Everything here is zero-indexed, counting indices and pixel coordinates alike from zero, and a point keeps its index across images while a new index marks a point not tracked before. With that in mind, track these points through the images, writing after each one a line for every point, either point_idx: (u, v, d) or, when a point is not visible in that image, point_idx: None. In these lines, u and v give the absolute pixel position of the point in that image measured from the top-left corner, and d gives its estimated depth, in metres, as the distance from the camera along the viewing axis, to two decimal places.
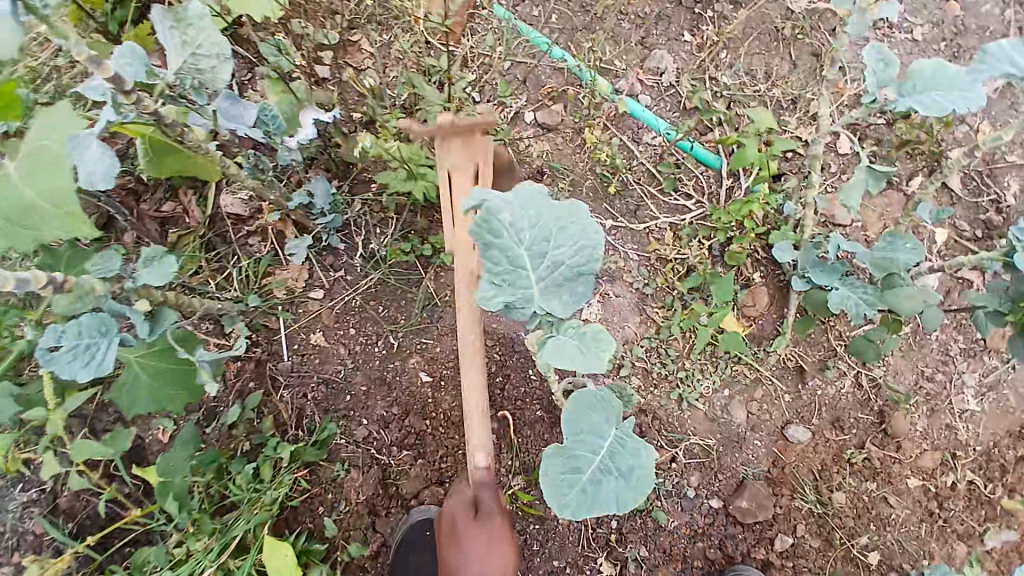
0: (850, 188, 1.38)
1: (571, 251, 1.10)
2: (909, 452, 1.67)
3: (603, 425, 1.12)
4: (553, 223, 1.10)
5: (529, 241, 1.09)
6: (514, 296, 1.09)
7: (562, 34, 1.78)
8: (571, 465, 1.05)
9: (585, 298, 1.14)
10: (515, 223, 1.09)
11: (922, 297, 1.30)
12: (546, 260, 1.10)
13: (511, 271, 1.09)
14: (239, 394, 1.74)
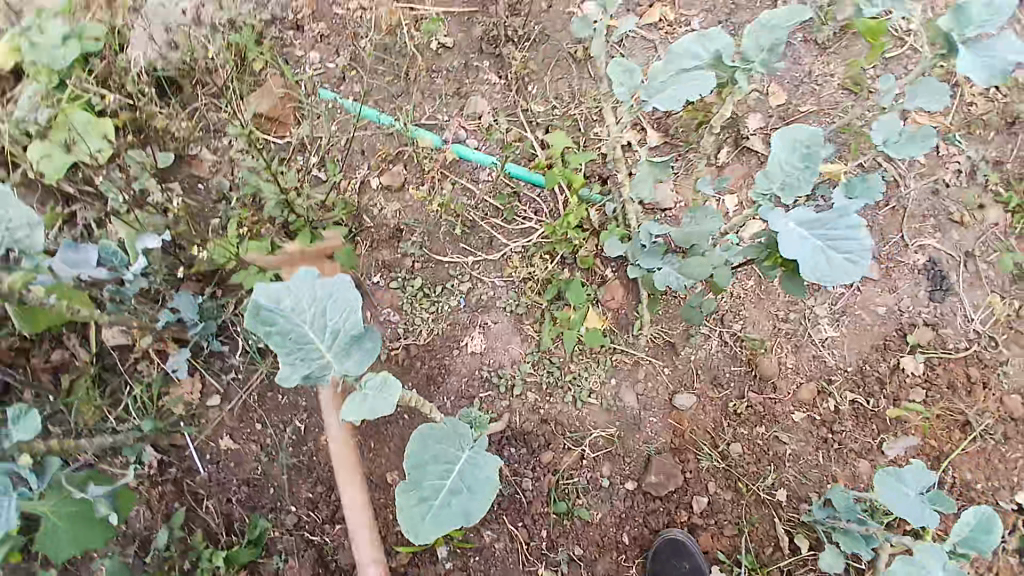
0: (641, 182, 1.54)
1: (345, 314, 1.12)
2: (785, 390, 1.85)
3: (454, 450, 1.24)
4: (324, 295, 1.12)
5: (306, 317, 1.10)
6: (309, 369, 1.10)
7: (383, 102, 1.91)
8: (422, 494, 1.16)
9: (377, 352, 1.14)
10: (291, 305, 1.10)
11: (712, 262, 1.44)
12: (326, 331, 1.11)
13: (298, 350, 1.10)
14: (166, 514, 1.77)
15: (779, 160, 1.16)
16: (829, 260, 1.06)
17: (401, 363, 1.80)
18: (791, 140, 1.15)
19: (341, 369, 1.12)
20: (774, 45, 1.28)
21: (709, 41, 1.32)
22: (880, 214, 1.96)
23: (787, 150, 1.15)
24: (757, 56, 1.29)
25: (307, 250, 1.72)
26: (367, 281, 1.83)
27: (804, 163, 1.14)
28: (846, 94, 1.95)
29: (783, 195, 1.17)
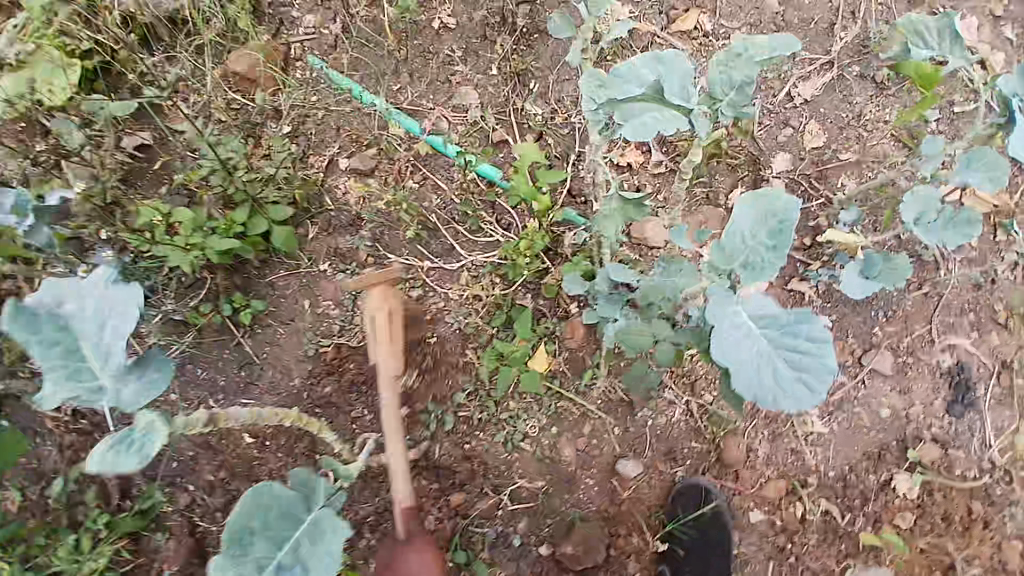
0: (606, 220, 1.31)
1: (119, 336, 0.95)
2: (748, 482, 1.60)
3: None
4: (108, 309, 0.96)
5: (85, 330, 0.95)
6: (76, 391, 0.93)
7: (369, 78, 1.73)
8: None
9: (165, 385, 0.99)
10: (72, 312, 0.95)
11: (657, 332, 1.22)
12: (101, 350, 0.95)
13: (65, 366, 0.93)
14: (68, 462, 1.61)
15: (747, 228, 0.92)
16: (777, 376, 0.86)
17: (332, 361, 1.60)
18: (763, 210, 0.92)
19: (114, 398, 0.95)
20: (746, 83, 1.07)
21: (660, 66, 1.11)
22: (910, 296, 1.63)
23: (757, 222, 0.91)
24: (727, 92, 1.09)
25: (244, 226, 1.56)
26: (313, 265, 1.65)
27: (776, 242, 0.90)
28: (896, 146, 1.65)
29: (742, 276, 0.93)
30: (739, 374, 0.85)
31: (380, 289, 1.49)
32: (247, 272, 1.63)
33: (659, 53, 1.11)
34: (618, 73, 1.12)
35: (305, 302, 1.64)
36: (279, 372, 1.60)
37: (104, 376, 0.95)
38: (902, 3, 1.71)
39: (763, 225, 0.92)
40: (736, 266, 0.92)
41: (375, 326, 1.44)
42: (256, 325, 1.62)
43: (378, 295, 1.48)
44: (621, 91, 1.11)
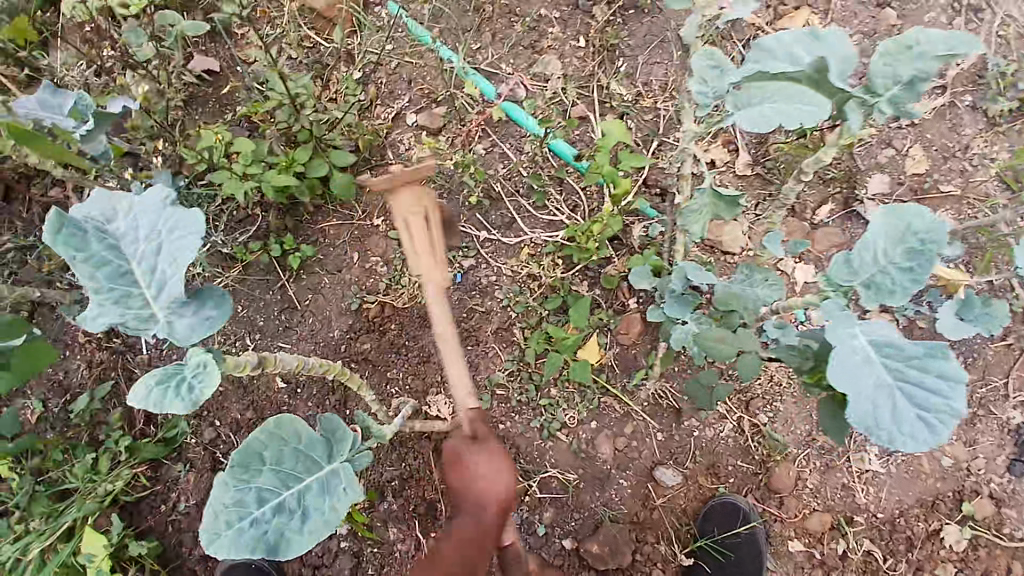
0: (693, 214, 1.21)
1: (172, 263, 0.90)
2: (791, 510, 1.52)
3: (321, 458, 1.04)
4: (164, 230, 0.91)
5: (136, 253, 0.91)
6: (122, 317, 0.90)
7: (447, 35, 1.65)
8: (243, 496, 0.97)
9: (220, 320, 0.93)
10: (125, 230, 0.92)
11: (741, 343, 1.15)
12: (153, 276, 0.91)
13: (112, 289, 0.90)
14: (98, 379, 1.57)
15: (882, 245, 0.91)
16: (895, 412, 0.82)
17: (372, 319, 1.54)
18: (900, 228, 0.90)
19: (166, 330, 0.91)
20: (916, 78, 0.94)
21: (820, 45, 0.99)
22: (991, 347, 1.54)
23: (891, 240, 0.90)
24: (889, 86, 0.96)
25: (304, 166, 1.48)
26: (366, 219, 1.59)
27: (909, 263, 0.88)
28: (999, 188, 1.52)
29: (865, 295, 0.92)
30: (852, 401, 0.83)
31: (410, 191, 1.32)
32: (300, 215, 1.57)
33: (817, 29, 0.99)
34: (766, 45, 1.01)
35: (354, 255, 1.57)
36: (319, 321, 1.54)
37: (156, 304, 0.91)
38: (1022, 42, 1.58)
39: (898, 244, 0.90)
40: (859, 283, 0.92)
41: (410, 231, 1.28)
42: (303, 270, 1.57)
43: (426, 263, 1.25)
44: (767, 65, 1.01)
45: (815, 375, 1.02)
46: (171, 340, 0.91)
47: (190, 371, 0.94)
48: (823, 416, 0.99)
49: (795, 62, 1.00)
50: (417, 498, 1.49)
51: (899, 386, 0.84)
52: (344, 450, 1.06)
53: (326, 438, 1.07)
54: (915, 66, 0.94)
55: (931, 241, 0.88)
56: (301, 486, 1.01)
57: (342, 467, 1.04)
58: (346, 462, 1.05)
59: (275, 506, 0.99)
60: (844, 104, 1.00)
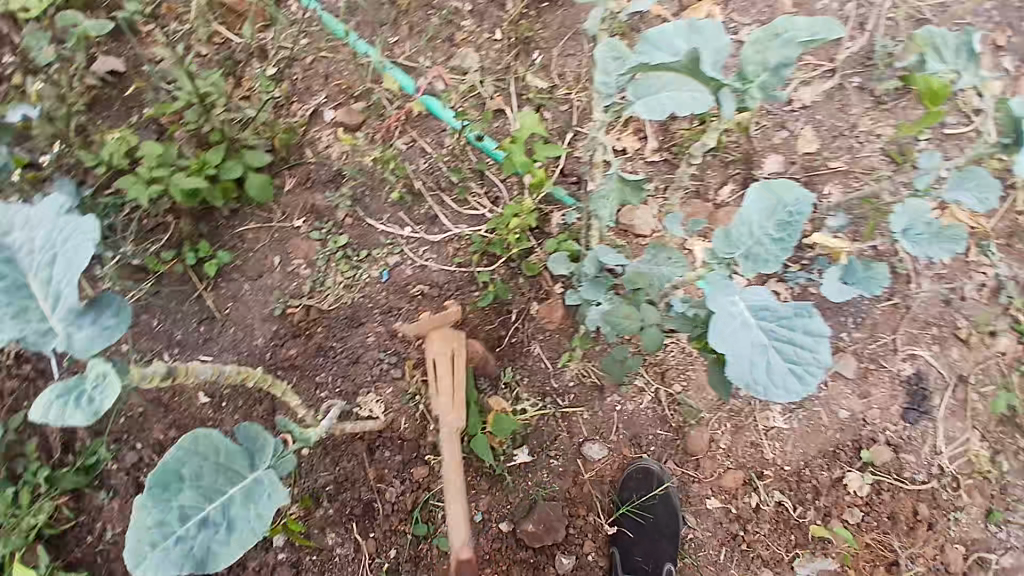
0: (599, 201, 1.27)
1: (68, 273, 0.87)
2: (708, 471, 1.64)
3: (241, 467, 1.04)
4: (59, 239, 0.89)
5: (32, 264, 0.89)
6: (21, 330, 0.88)
7: (365, 27, 1.64)
8: (164, 516, 0.96)
9: (120, 331, 0.90)
10: (21, 242, 0.90)
11: (644, 317, 1.23)
12: (49, 287, 0.88)
13: (10, 302, 0.88)
14: (13, 404, 1.50)
15: (757, 220, 1.00)
16: (768, 367, 0.94)
17: (298, 323, 1.54)
18: (773, 204, 0.99)
19: (64, 341, 0.88)
20: (778, 67, 1.08)
21: (698, 36, 1.08)
22: (880, 308, 1.70)
23: (766, 216, 0.99)
24: (757, 75, 1.09)
25: (216, 169, 1.47)
26: (285, 221, 1.57)
27: (780, 236, 0.98)
28: (886, 161, 1.67)
29: (743, 265, 1.02)
30: (732, 360, 0.94)
31: (438, 332, 1.52)
32: (214, 222, 1.55)
33: (695, 22, 1.07)
34: (653, 37, 1.09)
35: (275, 258, 1.56)
36: (241, 330, 1.53)
37: (55, 317, 0.88)
38: (909, 23, 1.71)
39: (770, 219, 0.99)
40: (738, 255, 1.01)
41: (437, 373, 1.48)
42: (221, 278, 1.54)
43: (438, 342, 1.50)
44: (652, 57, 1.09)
45: (704, 341, 1.13)
46: (70, 352, 0.88)
47: (89, 383, 0.92)
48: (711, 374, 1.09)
49: (676, 52, 1.09)
50: (353, 500, 1.51)
51: (773, 346, 0.95)
52: (266, 459, 1.06)
53: (247, 447, 1.06)
54: (777, 55, 1.08)
55: (799, 216, 0.98)
56: (224, 499, 1.01)
57: (266, 475, 1.05)
58: (269, 469, 1.06)
59: (201, 520, 0.99)
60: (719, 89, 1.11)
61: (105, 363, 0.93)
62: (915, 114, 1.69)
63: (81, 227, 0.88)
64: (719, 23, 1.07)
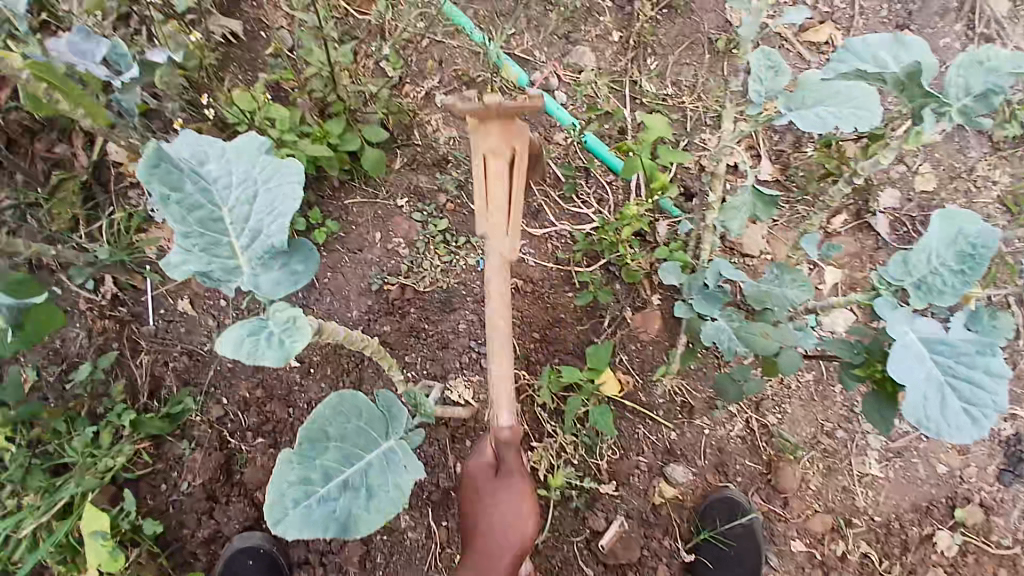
0: (731, 211, 1.20)
1: (272, 214, 0.93)
2: (795, 511, 1.55)
3: (377, 433, 1.07)
4: (260, 178, 0.94)
5: (229, 198, 0.93)
6: (209, 265, 0.91)
7: (484, 15, 1.64)
8: (308, 473, 0.98)
9: (305, 278, 0.95)
10: (217, 175, 0.94)
11: (783, 338, 1.15)
12: (245, 226, 0.93)
13: (201, 235, 0.92)
14: (99, 349, 1.52)
15: (935, 246, 0.96)
16: (944, 404, 0.88)
17: (392, 301, 1.53)
18: (953, 232, 0.97)
19: (251, 280, 0.93)
20: (988, 91, 0.99)
21: (903, 51, 1.04)
22: None
23: (946, 241, 0.96)
24: (961, 99, 0.99)
25: (337, 139, 1.48)
26: (389, 199, 1.57)
27: (961, 267, 0.94)
28: (1000, 212, 1.59)
29: (915, 294, 0.97)
30: (909, 392, 0.88)
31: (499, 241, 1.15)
32: (321, 190, 1.55)
33: (902, 36, 1.04)
34: (854, 45, 1.06)
35: (376, 235, 1.55)
36: (337, 300, 1.53)
37: (246, 256, 0.94)
38: None
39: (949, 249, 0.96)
40: (911, 283, 0.96)
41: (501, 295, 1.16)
42: (325, 246, 1.54)
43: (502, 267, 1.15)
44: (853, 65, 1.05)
45: (867, 368, 1.04)
46: (258, 292, 0.92)
47: (276, 325, 0.91)
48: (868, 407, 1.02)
49: (881, 65, 1.04)
50: (431, 485, 1.48)
51: (949, 381, 0.89)
52: (400, 428, 1.10)
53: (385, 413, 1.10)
54: (988, 80, 0.99)
55: (982, 245, 0.94)
56: (364, 463, 1.02)
57: (400, 444, 1.08)
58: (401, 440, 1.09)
59: (341, 483, 1.00)
60: (922, 109, 1.01)
61: (295, 310, 0.91)
62: None
63: (289, 171, 0.94)
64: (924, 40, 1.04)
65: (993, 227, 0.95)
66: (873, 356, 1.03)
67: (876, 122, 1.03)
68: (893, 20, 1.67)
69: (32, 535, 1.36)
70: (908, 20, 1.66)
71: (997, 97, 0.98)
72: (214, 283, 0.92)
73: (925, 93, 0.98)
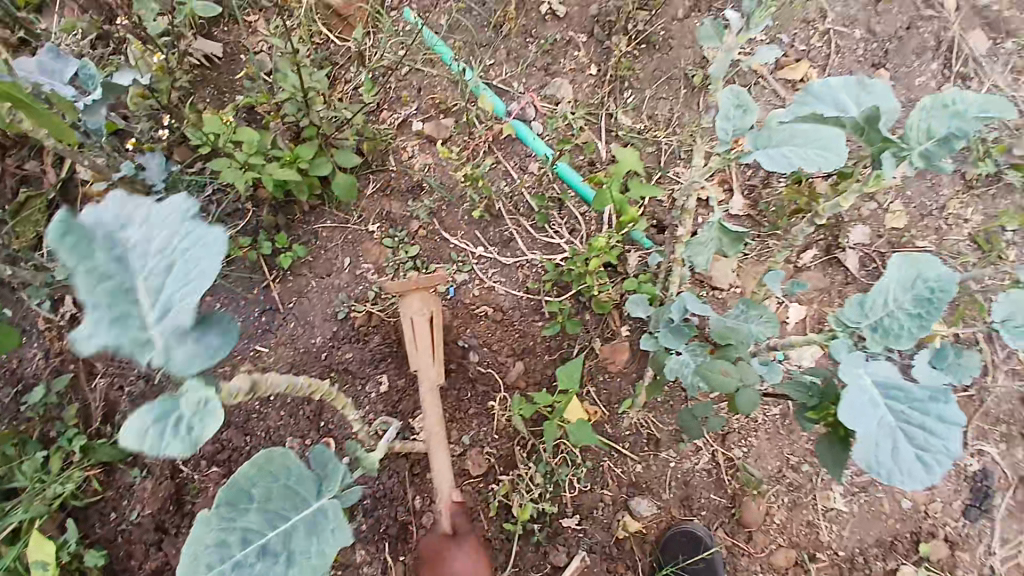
0: (697, 245, 1.20)
1: (190, 289, 0.75)
2: (759, 546, 1.54)
3: (308, 492, 0.96)
4: (182, 245, 0.76)
5: (144, 269, 0.74)
6: (117, 340, 0.72)
7: (463, 48, 1.67)
8: (226, 535, 0.89)
9: (223, 354, 0.78)
10: (133, 239, 0.75)
11: (742, 376, 1.14)
12: (157, 298, 0.75)
13: (108, 308, 0.72)
14: (54, 371, 1.48)
15: (893, 289, 0.99)
16: (895, 451, 0.90)
17: (359, 327, 1.50)
18: (912, 277, 0.98)
19: (160, 360, 0.75)
20: (950, 135, 1.00)
21: (867, 93, 1.06)
22: (953, 398, 1.61)
23: (903, 286, 0.98)
24: (922, 142, 1.01)
25: (307, 165, 1.48)
26: (360, 224, 1.56)
27: (919, 311, 0.96)
28: (971, 247, 1.62)
29: (872, 337, 0.99)
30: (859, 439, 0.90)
31: (420, 291, 1.33)
32: (291, 214, 1.55)
33: (865, 79, 1.06)
34: (816, 89, 1.08)
35: (345, 260, 1.54)
36: (301, 325, 1.50)
37: (157, 332, 0.75)
38: None
39: (907, 293, 0.98)
40: (868, 325, 0.99)
41: (413, 332, 1.31)
42: (292, 271, 1.53)
43: (413, 301, 1.33)
44: (815, 107, 1.07)
45: (821, 412, 1.06)
46: (166, 371, 0.75)
47: (187, 409, 0.80)
48: (822, 453, 1.03)
49: (843, 108, 1.06)
50: (389, 518, 1.45)
51: (902, 428, 0.91)
52: (334, 487, 0.99)
53: (319, 474, 1.00)
54: (949, 124, 1.00)
55: (939, 290, 0.97)
56: (287, 526, 0.92)
57: (332, 505, 0.97)
58: (333, 499, 0.98)
59: (261, 548, 0.90)
60: (881, 153, 1.04)
61: (207, 391, 0.81)
62: (1010, 205, 1.64)
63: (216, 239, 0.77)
64: (886, 85, 1.06)
65: (950, 272, 0.97)
66: (828, 399, 1.05)
67: (840, 164, 1.03)
68: (870, 59, 1.71)
69: None
70: (886, 58, 1.71)
71: (957, 142, 1.00)
72: (122, 361, 0.72)
73: (884, 139, 1.03)
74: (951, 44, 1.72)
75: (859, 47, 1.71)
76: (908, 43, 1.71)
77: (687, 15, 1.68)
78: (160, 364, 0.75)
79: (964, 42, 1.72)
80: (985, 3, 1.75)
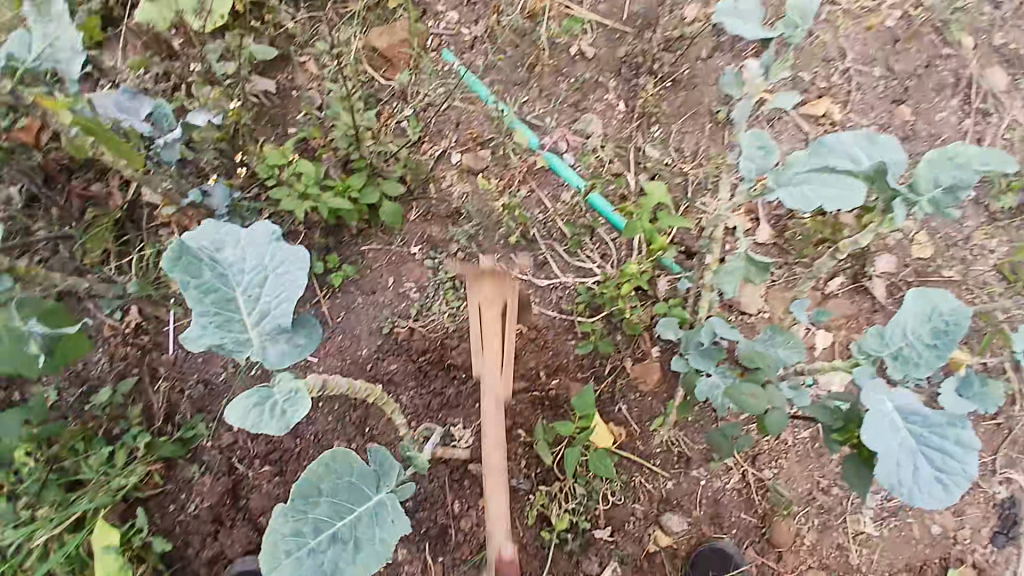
0: (726, 272, 1.28)
1: (278, 298, 1.06)
2: (789, 565, 1.56)
3: (370, 484, 1.18)
4: (272, 265, 1.07)
5: (241, 281, 1.07)
6: (223, 339, 1.05)
7: (500, 85, 1.78)
8: (299, 526, 1.08)
9: (306, 349, 1.10)
10: (232, 259, 1.07)
11: (770, 399, 1.19)
12: (257, 306, 1.06)
13: (218, 313, 1.05)
14: (121, 376, 1.59)
15: (909, 322, 1.07)
16: (915, 473, 0.98)
17: (402, 342, 1.59)
18: (928, 309, 1.06)
19: (260, 354, 1.07)
20: (956, 185, 1.08)
21: (874, 148, 1.13)
22: (981, 426, 1.64)
23: (920, 318, 1.06)
24: (930, 191, 1.09)
25: (358, 192, 1.59)
26: (404, 247, 1.66)
27: (934, 342, 1.04)
28: (998, 278, 1.65)
29: (891, 365, 1.08)
30: (882, 460, 0.97)
31: (495, 280, 1.32)
32: (341, 237, 1.65)
33: (875, 134, 1.13)
34: (828, 143, 1.14)
35: (389, 279, 1.64)
36: (348, 339, 1.60)
37: (258, 328, 1.06)
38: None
39: (924, 325, 1.06)
40: (887, 355, 1.07)
41: (483, 320, 1.32)
42: (341, 289, 1.63)
43: (487, 290, 1.32)
44: (828, 159, 1.13)
45: (845, 433, 1.12)
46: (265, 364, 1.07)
47: (281, 397, 1.09)
48: (848, 473, 1.09)
49: (854, 159, 1.13)
50: (429, 521, 1.52)
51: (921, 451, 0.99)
52: (389, 483, 1.20)
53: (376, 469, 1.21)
54: (954, 174, 1.08)
55: (953, 321, 1.05)
56: (353, 517, 1.13)
57: (388, 498, 1.18)
58: (391, 492, 1.20)
59: (331, 535, 1.10)
60: (891, 200, 1.11)
61: (296, 384, 1.10)
62: None
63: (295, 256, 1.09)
64: (896, 139, 1.13)
65: (963, 305, 1.05)
66: (851, 422, 1.11)
67: (856, 203, 1.11)
68: (890, 96, 1.77)
69: (42, 545, 1.40)
70: (906, 95, 1.77)
71: (962, 192, 1.07)
72: (228, 353, 1.06)
73: (892, 189, 1.09)
74: (970, 81, 1.78)
75: (879, 85, 1.78)
76: (927, 81, 1.78)
77: (710, 55, 1.77)
78: (260, 358, 1.08)
79: (983, 80, 1.78)
80: (1001, 42, 1.80)
